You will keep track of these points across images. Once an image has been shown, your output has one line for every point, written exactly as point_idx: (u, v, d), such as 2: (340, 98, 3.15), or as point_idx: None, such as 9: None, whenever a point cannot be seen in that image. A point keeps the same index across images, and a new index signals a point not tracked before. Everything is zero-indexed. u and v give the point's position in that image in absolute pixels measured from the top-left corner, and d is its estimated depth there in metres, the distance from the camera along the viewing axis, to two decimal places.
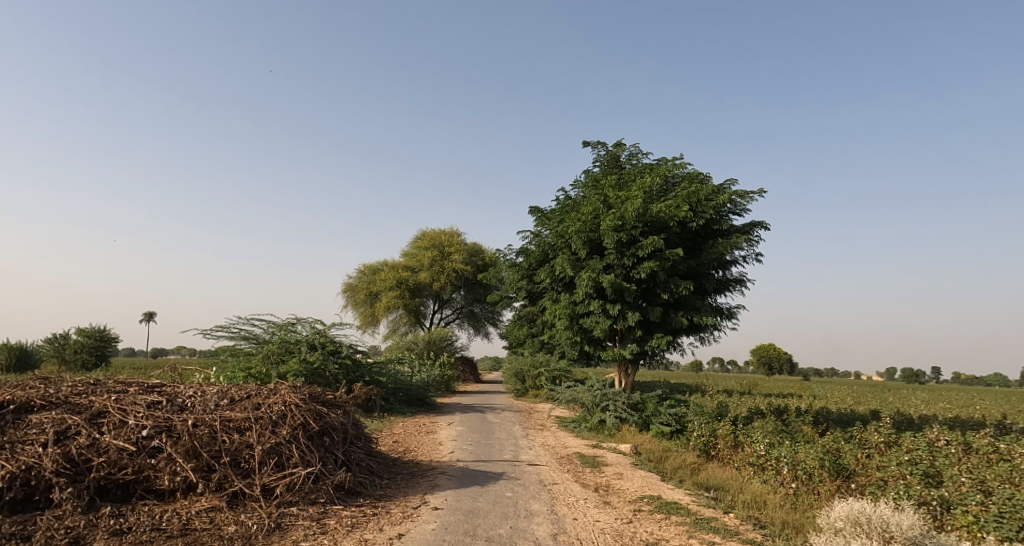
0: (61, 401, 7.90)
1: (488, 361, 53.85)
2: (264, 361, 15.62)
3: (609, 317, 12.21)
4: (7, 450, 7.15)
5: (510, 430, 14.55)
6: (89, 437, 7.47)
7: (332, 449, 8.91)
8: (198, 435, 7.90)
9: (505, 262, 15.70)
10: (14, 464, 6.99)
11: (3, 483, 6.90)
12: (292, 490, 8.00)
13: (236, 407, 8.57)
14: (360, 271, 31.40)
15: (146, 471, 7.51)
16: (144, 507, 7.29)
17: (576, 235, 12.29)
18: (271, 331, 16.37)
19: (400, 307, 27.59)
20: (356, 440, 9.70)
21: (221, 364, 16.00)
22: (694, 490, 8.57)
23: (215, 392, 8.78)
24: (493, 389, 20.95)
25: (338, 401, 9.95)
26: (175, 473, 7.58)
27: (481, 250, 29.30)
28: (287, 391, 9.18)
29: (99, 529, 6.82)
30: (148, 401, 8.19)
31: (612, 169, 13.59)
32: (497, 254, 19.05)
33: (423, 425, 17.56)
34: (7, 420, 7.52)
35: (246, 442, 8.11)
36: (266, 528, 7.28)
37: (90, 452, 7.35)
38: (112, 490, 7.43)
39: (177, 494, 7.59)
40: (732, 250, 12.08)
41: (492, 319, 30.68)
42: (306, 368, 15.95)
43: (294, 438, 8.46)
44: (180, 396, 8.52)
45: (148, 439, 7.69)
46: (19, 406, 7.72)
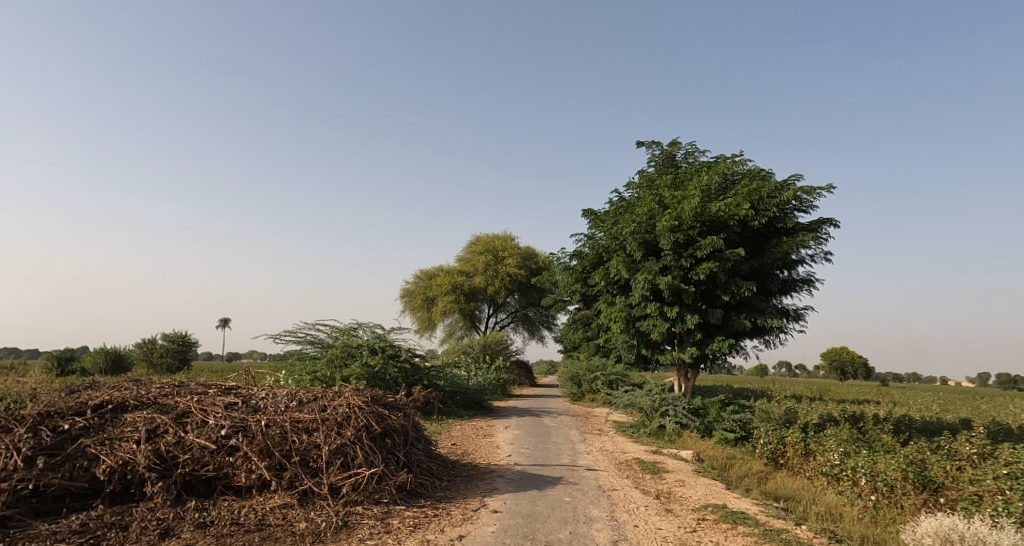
0: (151, 401, 8.20)
1: (543, 366, 53.59)
2: (328, 365, 15.98)
3: (666, 319, 11.90)
4: (107, 446, 7.46)
5: (567, 434, 14.41)
6: (176, 435, 7.71)
7: (394, 451, 8.98)
8: (270, 435, 8.08)
9: (559, 265, 15.65)
10: (113, 459, 7.33)
11: (103, 476, 7.24)
12: (357, 490, 8.07)
13: (304, 408, 8.74)
14: (416, 277, 31.93)
15: (225, 468, 7.71)
16: (223, 502, 7.55)
17: (631, 237, 12.06)
18: (334, 335, 16.77)
19: (455, 312, 27.84)
20: (416, 442, 9.75)
21: (288, 369, 16.45)
22: (762, 500, 8.24)
23: (286, 394, 8.98)
24: (550, 393, 20.81)
25: (398, 404, 10.03)
26: (251, 470, 7.76)
27: (534, 254, 29.07)
28: (351, 394, 9.33)
29: (186, 522, 7.07)
30: (226, 402, 8.42)
31: (667, 169, 13.27)
32: (551, 257, 18.93)
33: (480, 428, 17.60)
34: (106, 417, 7.81)
35: (313, 443, 8.24)
36: (334, 526, 7.36)
37: (177, 450, 7.61)
38: (196, 486, 7.67)
39: (253, 490, 7.76)
40: (798, 249, 11.61)
41: (547, 323, 30.39)
42: (367, 371, 16.21)
43: (358, 439, 8.55)
44: (254, 398, 8.73)
45: (226, 438, 7.90)
46: (115, 406, 8.03)
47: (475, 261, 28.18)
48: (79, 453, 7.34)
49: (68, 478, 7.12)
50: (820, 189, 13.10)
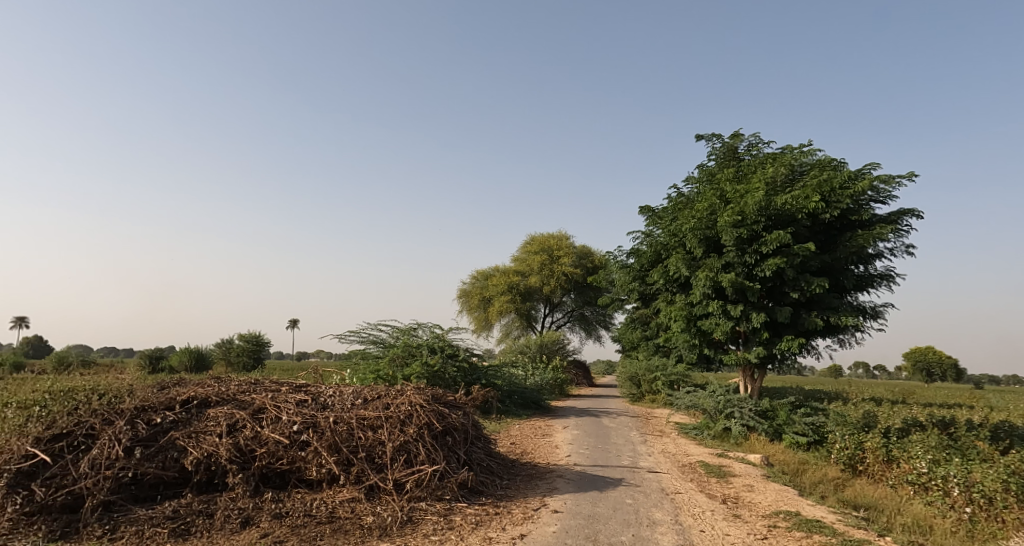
0: (230, 397, 8.54)
1: (600, 366, 53.08)
2: (390, 364, 16.25)
3: (730, 318, 11.51)
4: (193, 438, 7.80)
5: (628, 435, 14.13)
6: (253, 430, 8.01)
7: (454, 449, 8.97)
8: (338, 431, 8.23)
9: (616, 263, 15.45)
10: (199, 450, 7.66)
11: (191, 467, 7.57)
12: (420, 486, 8.11)
13: (369, 406, 8.84)
14: (472, 278, 32.19)
15: (297, 462, 7.93)
16: (296, 495, 7.72)
17: (691, 234, 11.73)
18: (395, 335, 17.04)
19: (511, 311, 27.89)
20: (476, 441, 9.73)
21: (352, 367, 16.83)
22: (840, 508, 7.84)
23: (351, 391, 9.16)
24: (609, 393, 20.53)
25: (457, 403, 10.04)
26: (321, 465, 7.97)
27: (590, 252, 28.71)
28: (413, 392, 9.39)
29: (264, 512, 7.35)
30: (297, 399, 8.71)
31: (729, 162, 12.86)
32: (607, 255, 18.66)
33: (539, 428, 17.50)
34: (192, 412, 8.19)
35: (378, 439, 8.32)
36: (400, 520, 7.47)
37: (254, 444, 7.88)
38: (272, 478, 7.94)
39: (323, 484, 7.96)
40: (874, 242, 11.03)
41: (604, 323, 29.96)
42: (427, 370, 16.35)
43: (420, 437, 8.58)
44: (323, 396, 8.99)
45: (298, 433, 8.15)
46: (200, 402, 8.39)
47: (530, 261, 28.10)
48: (169, 445, 7.70)
49: (161, 468, 7.53)
50: (900, 178, 12.42)
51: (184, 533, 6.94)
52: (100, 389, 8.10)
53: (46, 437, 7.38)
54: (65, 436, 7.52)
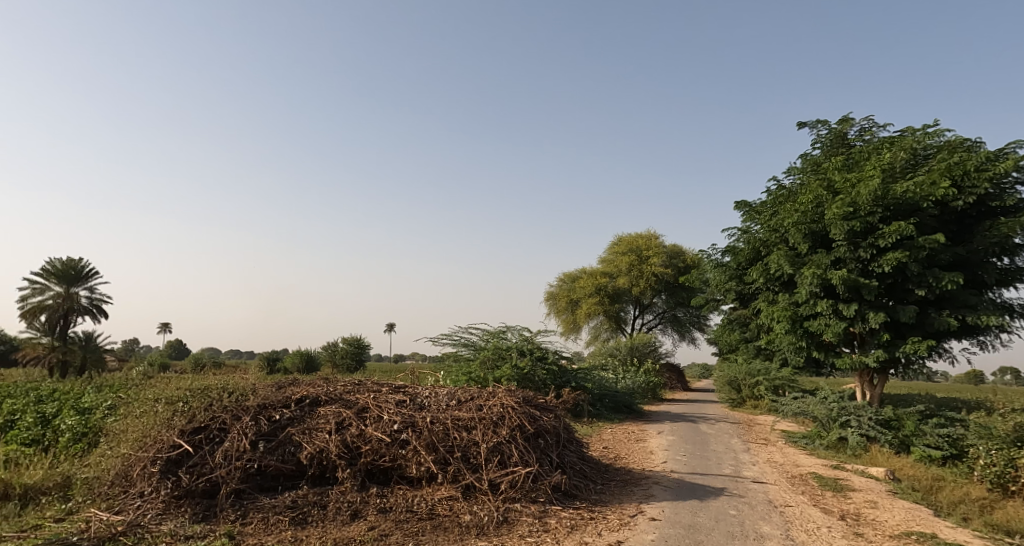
0: (338, 397, 9.62)
1: (696, 369, 51.42)
2: (481, 367, 16.43)
3: (842, 318, 10.68)
4: (306, 434, 8.86)
5: (729, 443, 13.42)
6: (358, 428, 8.95)
7: (547, 451, 9.39)
8: (435, 431, 9.01)
9: (710, 262, 14.93)
10: (312, 446, 8.69)
11: (306, 461, 8.64)
12: (515, 488, 8.66)
13: (462, 407, 9.63)
14: (558, 280, 32.00)
15: (399, 460, 8.77)
16: (399, 491, 8.56)
17: (794, 228, 11.00)
18: (485, 337, 17.19)
19: (599, 313, 27.50)
20: (568, 444, 9.99)
21: (445, 369, 17.20)
22: (988, 534, 7.05)
23: (446, 393, 9.96)
24: (705, 397, 19.68)
25: (549, 405, 10.39)
26: (421, 463, 8.75)
27: (681, 251, 27.72)
28: (504, 394, 10.03)
29: (370, 506, 8.23)
30: (397, 399, 9.65)
31: (837, 149, 11.97)
32: (701, 254, 17.91)
33: (633, 433, 17.01)
34: (305, 410, 9.32)
35: (473, 440, 9.01)
36: (496, 520, 8.04)
37: (360, 441, 8.81)
38: (377, 474, 8.81)
39: (423, 481, 8.73)
40: (1020, 230, 9.92)
41: (699, 325, 28.80)
42: (517, 372, 16.31)
43: (513, 438, 9.16)
44: (420, 396, 9.90)
45: (398, 432, 8.99)
46: (312, 400, 9.53)
47: (618, 263, 27.52)
48: (287, 440, 8.81)
49: (281, 461, 8.62)
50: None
51: (302, 522, 7.92)
52: (230, 389, 9.60)
53: (188, 430, 8.72)
54: (203, 429, 8.84)
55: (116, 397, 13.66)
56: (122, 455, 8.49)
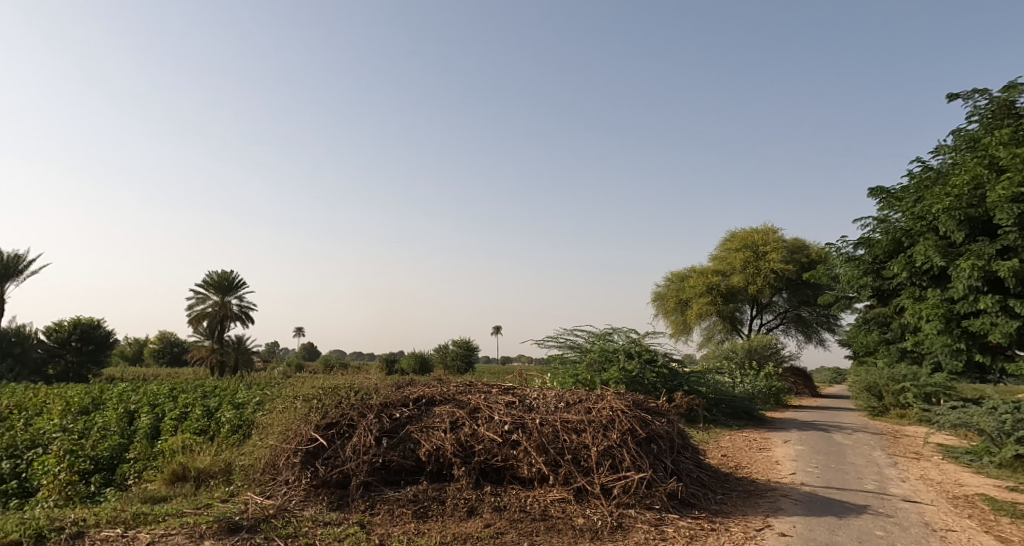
0: (451, 398, 10.66)
1: (826, 375, 47.90)
2: (588, 369, 15.99)
3: (1012, 316, 9.31)
4: (424, 432, 9.90)
5: (869, 455, 12.13)
6: (471, 428, 9.81)
7: (660, 457, 9.67)
8: (544, 433, 9.62)
9: (839, 256, 13.79)
10: (430, 444, 9.67)
11: (425, 457, 9.63)
12: (628, 493, 9.06)
13: (571, 409, 10.18)
14: (666, 279, 30.85)
15: (510, 460, 9.49)
16: (512, 490, 9.29)
17: (947, 215, 9.74)
18: (591, 340, 16.60)
19: (712, 313, 26.23)
20: (682, 451, 10.29)
21: (552, 371, 16.77)
22: None
23: (555, 396, 10.64)
24: (837, 405, 18.11)
25: (661, 410, 10.53)
26: (531, 464, 9.41)
27: (804, 246, 25.76)
28: (614, 398, 10.37)
29: (485, 503, 8.97)
30: (506, 401, 10.45)
31: (999, 121, 10.49)
32: (829, 248, 16.46)
33: (755, 441, 15.86)
34: (422, 410, 10.41)
35: (582, 443, 9.51)
36: (610, 526, 8.47)
37: (473, 440, 9.65)
38: (490, 473, 9.58)
39: (534, 482, 9.38)
40: None
41: (827, 325, 26.68)
42: (625, 375, 15.73)
43: (624, 443, 9.49)
44: (529, 398, 10.64)
45: (508, 432, 9.71)
46: (428, 400, 10.69)
47: (731, 260, 26.09)
48: (407, 437, 9.90)
49: (403, 456, 9.71)
50: None
51: (423, 515, 8.81)
52: (359, 391, 11.46)
53: (322, 425, 10.15)
54: (334, 425, 10.24)
55: (269, 406, 15.33)
56: (272, 447, 10.24)
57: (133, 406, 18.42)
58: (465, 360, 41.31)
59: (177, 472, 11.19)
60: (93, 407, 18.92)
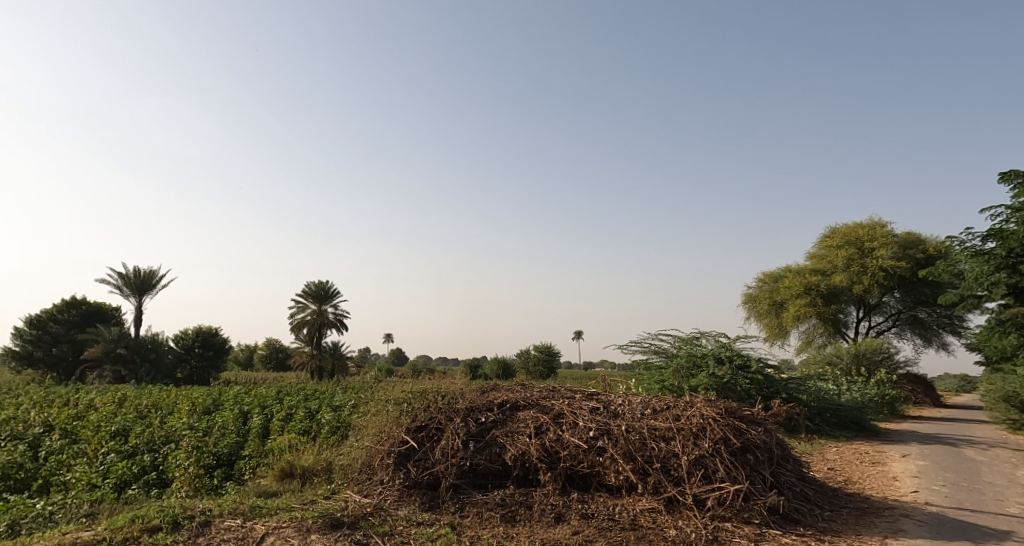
0: (535, 403, 11.33)
1: (952, 383, 43.89)
2: (675, 375, 15.19)
3: None
4: (511, 437, 10.57)
5: (1009, 474, 10.73)
6: (556, 433, 10.45)
7: (757, 468, 9.79)
8: (632, 440, 10.09)
9: (963, 251, 12.54)
10: (515, 448, 10.31)
11: (511, 462, 10.25)
12: (724, 505, 9.32)
13: (659, 416, 10.54)
14: (759, 280, 29.28)
15: (597, 466, 10.02)
16: (601, 498, 9.73)
17: None
18: (677, 345, 15.97)
19: (812, 316, 24.53)
20: (784, 462, 10.17)
21: (637, 377, 16.15)
22: None
23: (641, 402, 11.00)
24: (963, 416, 16.37)
25: (757, 419, 10.65)
26: (619, 472, 9.90)
27: (918, 240, 23.71)
28: (704, 406, 10.61)
29: (572, 510, 9.42)
30: (590, 407, 10.97)
31: None
32: (951, 242, 14.92)
33: (868, 454, 14.47)
34: (507, 414, 11.11)
35: (671, 451, 9.88)
36: (704, 537, 8.74)
37: (558, 446, 10.25)
38: (576, 480, 10.11)
39: (623, 490, 9.82)
40: None
41: (949, 328, 24.37)
42: (716, 382, 14.85)
43: (716, 452, 9.77)
44: (613, 404, 11.07)
45: (595, 438, 10.29)
46: (512, 405, 11.38)
47: (832, 258, 24.42)
48: (493, 442, 10.57)
49: (489, 460, 10.37)
50: None
51: (512, 519, 9.33)
52: (445, 394, 11.96)
53: (413, 428, 11.00)
54: (424, 428, 11.06)
55: (364, 406, 15.60)
56: (366, 449, 11.20)
57: (246, 408, 19.25)
58: (546, 365, 41.08)
59: (284, 469, 11.94)
60: (214, 407, 19.88)
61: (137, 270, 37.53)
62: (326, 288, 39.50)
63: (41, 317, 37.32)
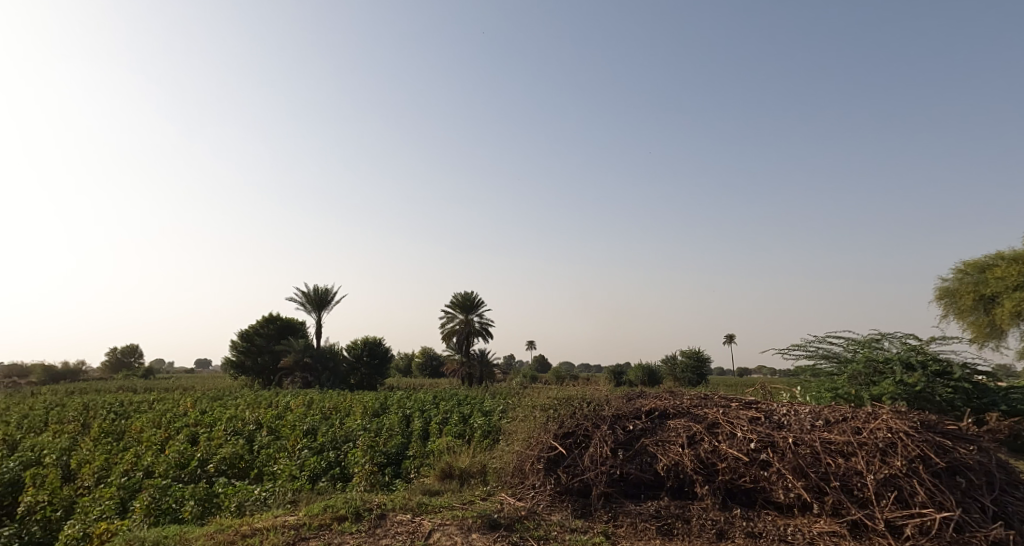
0: (686, 411, 9.48)
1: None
2: (850, 383, 12.43)
3: None
4: (660, 446, 9.05)
5: None
6: (711, 443, 8.80)
7: (972, 494, 7.64)
8: (801, 454, 8.27)
9: None
10: (667, 458, 8.87)
11: (663, 473, 8.87)
12: (927, 535, 7.50)
13: (834, 429, 8.42)
14: (959, 272, 24.92)
15: (762, 481, 8.39)
16: (769, 518, 8.14)
17: None
18: (852, 347, 12.93)
19: None
20: (1008, 488, 7.81)
21: (804, 386, 13.61)
22: None
23: (809, 411, 8.85)
24: None
25: (968, 435, 8.12)
26: (789, 488, 8.22)
27: None
28: (893, 417, 8.25)
29: (737, 528, 8.03)
30: (750, 416, 9.00)
31: None
32: None
33: None
34: (657, 421, 9.45)
35: (854, 469, 7.98)
36: None
37: (715, 457, 8.68)
38: (738, 495, 8.57)
39: (795, 509, 8.20)
40: None
41: None
42: (905, 391, 11.73)
43: (913, 472, 7.74)
44: (776, 414, 9.00)
45: (757, 451, 8.54)
46: (661, 413, 9.59)
47: None
48: (643, 450, 9.13)
49: (640, 470, 8.98)
50: None
51: (669, 533, 8.11)
52: (590, 398, 10.29)
53: (560, 434, 9.63)
54: (572, 434, 9.68)
55: (516, 407, 14.57)
56: (516, 452, 9.82)
57: (407, 411, 18.94)
58: (695, 371, 38.26)
59: (444, 469, 10.96)
60: (381, 410, 19.83)
61: (316, 287, 39.50)
62: (474, 300, 39.50)
63: (248, 330, 40.30)
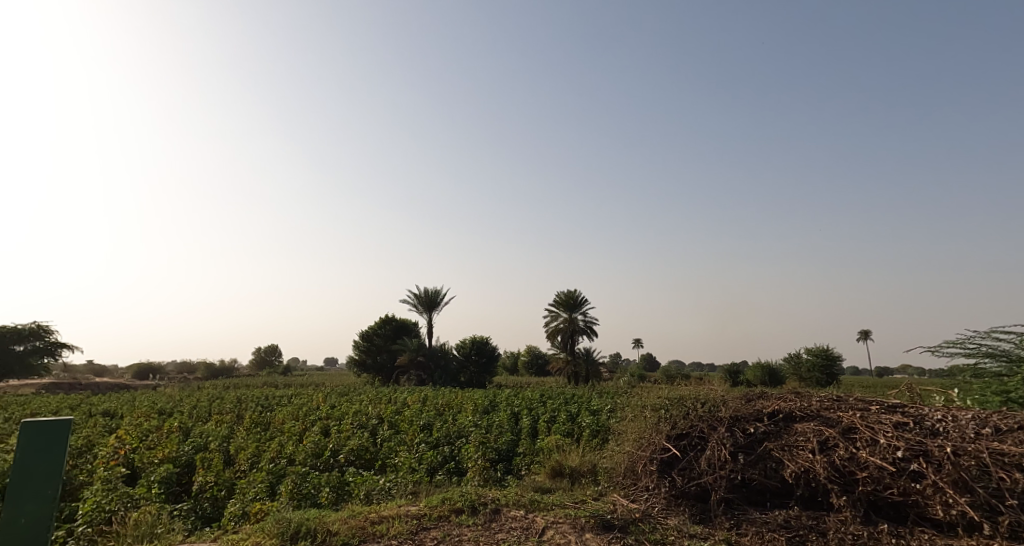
0: (816, 413, 6.74)
1: None
2: None
3: None
4: (784, 451, 6.52)
5: None
6: (848, 449, 6.20)
7: None
8: (964, 464, 5.68)
9: None
10: (795, 463, 6.37)
11: (791, 479, 6.38)
12: None
13: (1007, 439, 5.78)
14: None
15: (913, 495, 5.84)
16: (923, 536, 5.69)
17: None
18: None
19: None
20: None
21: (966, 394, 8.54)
22: None
23: (971, 416, 6.09)
24: None
25: None
26: (949, 504, 5.67)
27: None
28: None
29: None
30: (894, 420, 6.26)
31: None
32: None
33: None
34: (783, 425, 6.79)
35: None
36: None
37: (853, 464, 6.12)
38: (884, 508, 6.02)
39: (960, 530, 5.65)
40: None
41: None
42: None
43: None
44: (929, 418, 6.18)
45: (905, 460, 5.95)
46: (787, 414, 6.92)
47: None
48: (766, 454, 6.63)
49: (765, 475, 6.54)
50: None
51: None
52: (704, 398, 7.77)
53: (673, 434, 7.26)
54: (688, 435, 7.27)
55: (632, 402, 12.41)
56: (624, 451, 7.59)
57: (516, 409, 17.27)
58: (826, 370, 34.07)
59: (552, 466, 9.08)
60: (490, 407, 18.31)
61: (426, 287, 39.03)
62: (575, 296, 37.53)
63: (367, 331, 40.56)
